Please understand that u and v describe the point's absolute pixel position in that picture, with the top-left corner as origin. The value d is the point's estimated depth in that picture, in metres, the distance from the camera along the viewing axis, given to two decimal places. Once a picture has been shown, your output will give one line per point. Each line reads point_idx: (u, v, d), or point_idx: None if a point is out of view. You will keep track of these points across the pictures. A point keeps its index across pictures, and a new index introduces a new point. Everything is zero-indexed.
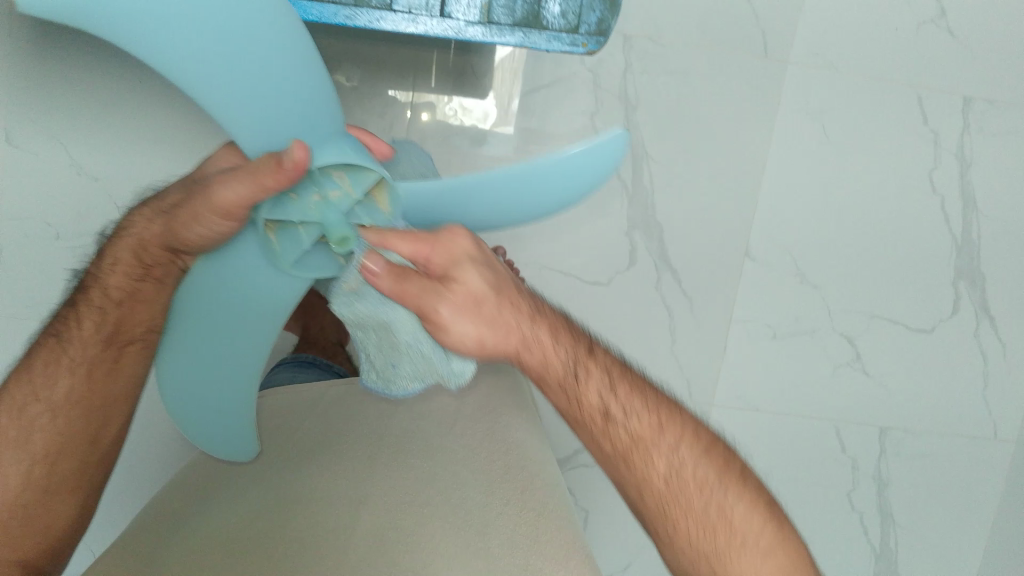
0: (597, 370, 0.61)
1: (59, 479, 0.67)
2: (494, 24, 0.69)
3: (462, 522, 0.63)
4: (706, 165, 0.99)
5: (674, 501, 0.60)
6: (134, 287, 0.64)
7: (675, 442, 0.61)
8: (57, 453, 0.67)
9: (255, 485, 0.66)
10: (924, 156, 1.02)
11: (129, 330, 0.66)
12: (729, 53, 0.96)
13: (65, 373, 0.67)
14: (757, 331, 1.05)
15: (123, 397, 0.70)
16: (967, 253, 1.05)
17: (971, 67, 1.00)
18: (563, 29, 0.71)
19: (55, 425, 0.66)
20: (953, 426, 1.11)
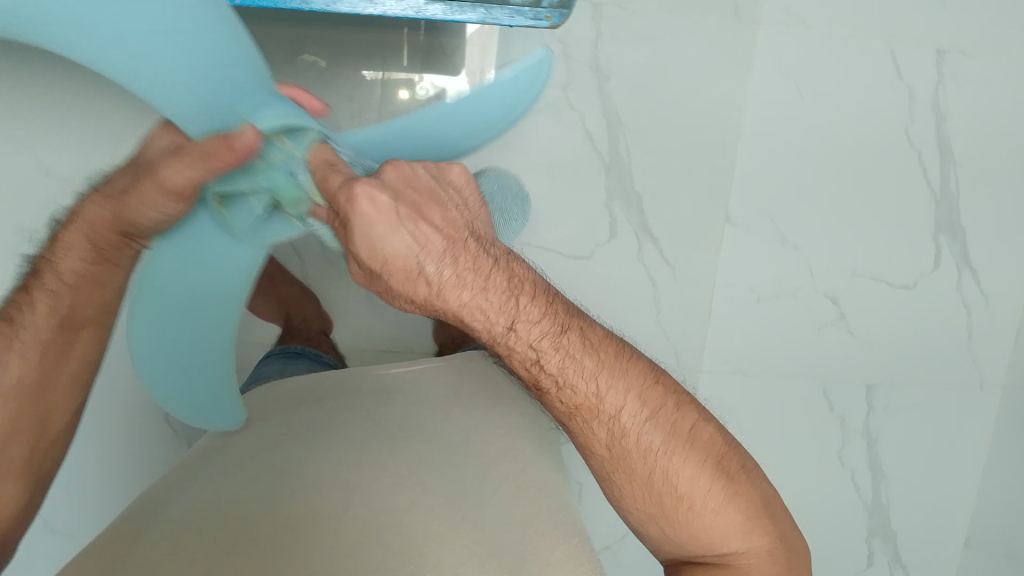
0: (527, 329, 0.59)
1: (7, 462, 0.60)
2: (454, 1, 0.68)
3: (459, 545, 0.60)
4: (683, 131, 0.98)
5: (622, 463, 0.63)
6: (88, 270, 0.63)
7: (627, 408, 0.62)
8: (8, 437, 0.60)
9: (250, 470, 0.64)
10: (899, 111, 1.01)
11: (81, 313, 0.63)
12: (698, 16, 0.95)
13: (15, 350, 0.60)
14: (741, 295, 1.05)
15: (71, 385, 0.64)
16: (946, 206, 1.05)
17: (942, 18, 0.99)
18: (525, 3, 0.69)
19: (7, 409, 0.59)
20: (939, 379, 1.11)
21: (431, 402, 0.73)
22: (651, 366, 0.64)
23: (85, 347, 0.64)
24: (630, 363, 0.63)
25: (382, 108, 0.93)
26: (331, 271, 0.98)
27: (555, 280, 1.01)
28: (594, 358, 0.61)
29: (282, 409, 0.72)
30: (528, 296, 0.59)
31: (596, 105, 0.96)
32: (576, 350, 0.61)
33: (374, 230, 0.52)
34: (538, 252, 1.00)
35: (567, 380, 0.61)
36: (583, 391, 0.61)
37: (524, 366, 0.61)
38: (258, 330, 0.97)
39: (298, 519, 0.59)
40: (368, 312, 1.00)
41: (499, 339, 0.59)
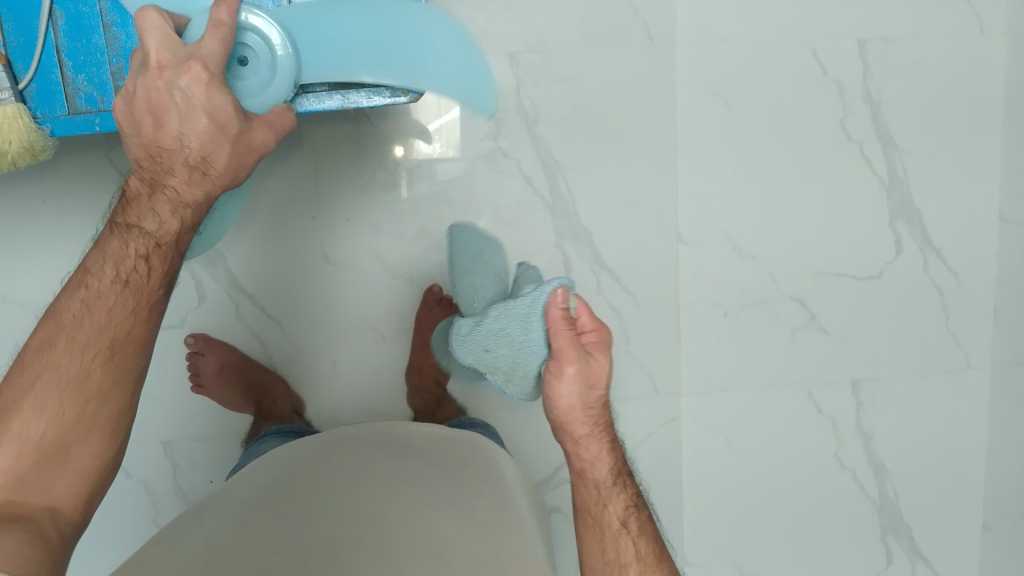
0: (606, 451, 0.72)
1: None
2: (308, 91, 0.70)
3: (456, 549, 0.67)
4: (620, 160, 0.99)
5: (603, 547, 0.70)
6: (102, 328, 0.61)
7: (634, 527, 0.71)
8: None
9: (274, 522, 0.68)
10: (833, 108, 1.02)
11: None
12: (614, 48, 0.97)
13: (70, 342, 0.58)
14: (708, 312, 1.04)
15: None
16: (897, 192, 1.05)
17: (857, 11, 1.00)
18: (379, 83, 0.71)
19: None
20: (925, 365, 1.10)
21: (444, 457, 0.82)
22: (648, 519, 0.72)
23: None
24: (634, 509, 0.72)
25: (318, 187, 0.95)
26: (296, 351, 0.99)
27: None
28: (627, 485, 0.73)
29: (314, 464, 0.79)
30: (606, 451, 0.72)
31: (529, 150, 0.98)
32: (619, 477, 0.73)
33: (557, 369, 0.68)
34: None
35: (609, 487, 0.72)
36: (603, 499, 0.71)
37: (583, 474, 0.72)
38: (231, 420, 0.99)
39: (314, 546, 0.65)
40: (338, 386, 1.01)
41: (585, 447, 0.71)
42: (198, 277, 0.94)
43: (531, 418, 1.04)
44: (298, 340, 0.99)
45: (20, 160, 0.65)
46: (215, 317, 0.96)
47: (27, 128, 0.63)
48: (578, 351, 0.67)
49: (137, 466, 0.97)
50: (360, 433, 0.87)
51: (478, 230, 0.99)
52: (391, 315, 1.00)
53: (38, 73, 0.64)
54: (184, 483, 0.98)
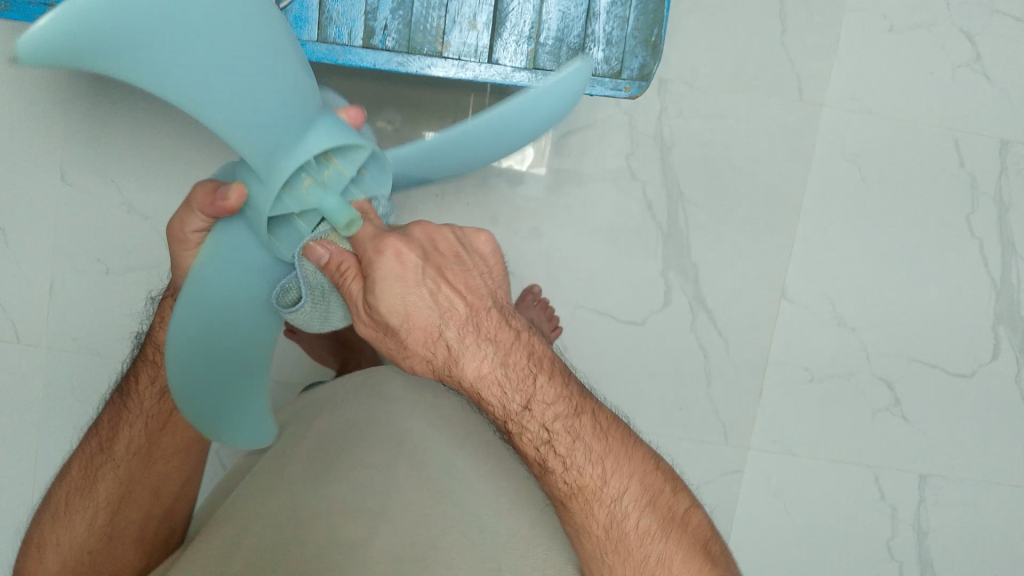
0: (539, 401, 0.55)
1: (122, 525, 0.66)
2: (540, 69, 0.72)
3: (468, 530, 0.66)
4: (742, 206, 1.00)
5: (614, 549, 0.57)
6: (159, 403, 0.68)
7: (629, 493, 0.57)
8: (119, 500, 0.66)
9: (287, 489, 0.68)
10: (961, 201, 1.01)
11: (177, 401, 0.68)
12: (762, 95, 0.98)
13: (126, 424, 0.67)
14: (794, 373, 1.04)
15: (182, 456, 0.69)
16: (1007, 296, 1.04)
17: (1007, 112, 1.00)
18: (606, 74, 0.73)
19: (118, 473, 0.66)
20: (994, 473, 1.09)
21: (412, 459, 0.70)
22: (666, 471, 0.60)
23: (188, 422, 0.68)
24: (639, 458, 0.58)
25: None
26: None
27: (608, 342, 1.02)
28: (606, 431, 0.58)
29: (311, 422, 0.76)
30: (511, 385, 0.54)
31: (657, 176, 0.99)
32: (585, 427, 0.57)
33: (389, 279, 0.50)
34: (591, 316, 1.01)
35: (551, 427, 0.56)
36: (588, 472, 0.56)
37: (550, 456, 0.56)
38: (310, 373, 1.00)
39: (345, 506, 0.66)
40: None
41: (512, 420, 0.55)
42: None
43: None
44: None
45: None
46: None
47: None
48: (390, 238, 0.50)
49: None
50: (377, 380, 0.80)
51: (588, 242, 1.00)
52: None
53: None
54: None
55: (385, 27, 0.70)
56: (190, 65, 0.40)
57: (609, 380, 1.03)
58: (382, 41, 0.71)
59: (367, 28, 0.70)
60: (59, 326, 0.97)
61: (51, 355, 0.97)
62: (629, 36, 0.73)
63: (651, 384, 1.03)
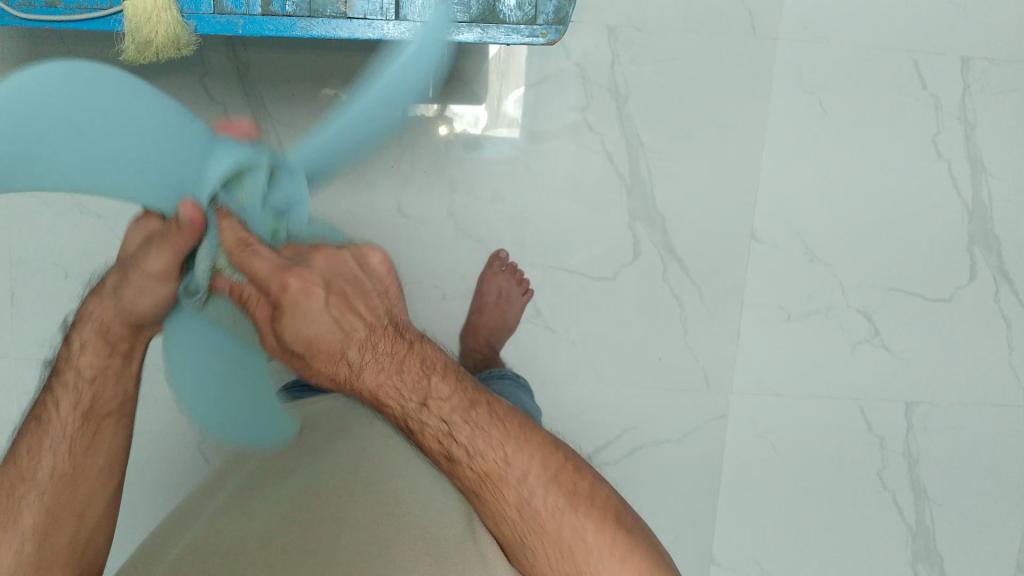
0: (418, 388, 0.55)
1: (52, 557, 0.57)
2: (450, 22, 0.70)
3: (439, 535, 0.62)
4: (704, 150, 0.98)
5: (529, 528, 0.55)
6: (105, 363, 0.60)
7: (535, 471, 0.55)
8: (46, 528, 0.57)
9: (236, 505, 0.66)
10: (925, 123, 1.00)
11: (104, 404, 0.60)
12: (714, 33, 0.95)
13: (48, 452, 0.58)
14: (770, 313, 1.03)
15: (105, 476, 0.61)
16: (980, 217, 1.03)
17: (966, 28, 0.98)
18: (521, 21, 0.71)
19: (43, 501, 0.57)
20: (980, 395, 1.08)
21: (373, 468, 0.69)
22: (570, 453, 0.58)
23: (112, 438, 0.61)
24: (530, 434, 0.57)
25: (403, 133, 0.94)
26: None
27: (581, 300, 1.01)
28: (504, 420, 0.57)
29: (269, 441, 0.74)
30: (407, 368, 0.55)
31: (615, 127, 0.97)
32: (483, 418, 0.56)
33: (296, 313, 0.51)
34: (562, 275, 1.00)
35: (452, 416, 0.55)
36: (489, 457, 0.55)
37: (456, 445, 0.55)
38: None
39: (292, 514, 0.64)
40: None
41: (411, 418, 0.55)
42: None
43: (578, 396, 1.03)
44: None
45: (166, 54, 0.68)
46: None
47: (174, 23, 0.66)
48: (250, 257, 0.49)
49: None
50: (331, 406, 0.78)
51: (551, 200, 0.98)
52: (454, 275, 0.99)
53: None
54: None
55: None
56: (71, 150, 0.45)
57: (585, 337, 1.02)
58: (282, 6, 0.68)
59: None
60: (25, 334, 0.96)
61: (21, 364, 0.97)
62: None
63: (629, 338, 1.02)
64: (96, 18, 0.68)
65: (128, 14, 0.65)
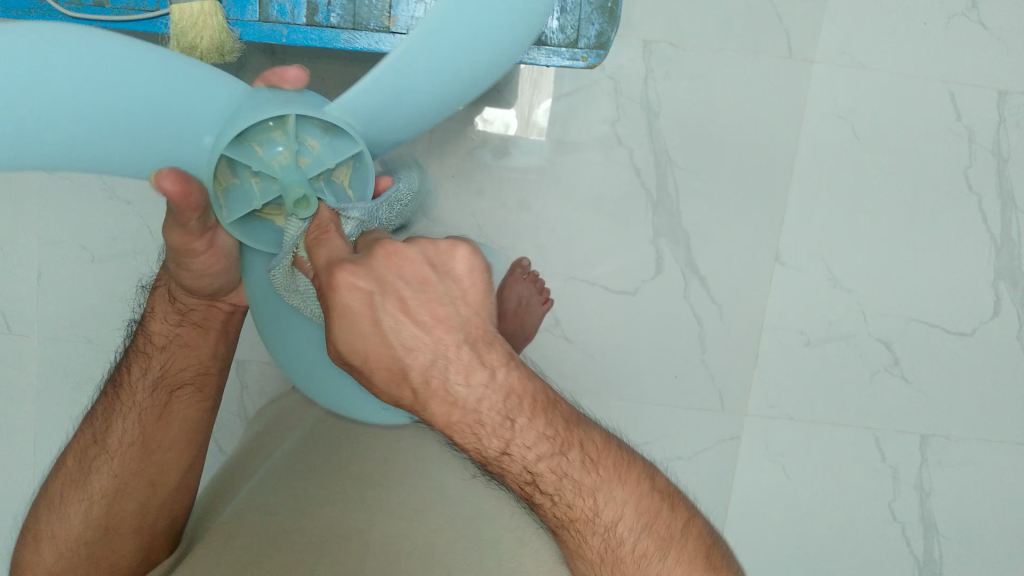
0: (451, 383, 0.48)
1: (117, 520, 0.64)
2: None
3: (466, 555, 0.65)
4: (733, 170, 0.98)
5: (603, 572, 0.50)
6: (175, 332, 0.68)
7: (540, 444, 0.49)
8: (113, 495, 0.65)
9: (288, 498, 0.68)
10: (959, 154, 0.99)
11: (176, 373, 0.68)
12: (751, 53, 0.95)
13: (120, 419, 0.66)
14: (790, 337, 1.02)
15: (178, 446, 0.68)
16: (1007, 252, 1.02)
17: (1005, 62, 0.97)
18: (562, 44, 0.72)
19: (110, 468, 0.65)
20: (998, 432, 1.07)
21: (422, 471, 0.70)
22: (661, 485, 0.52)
23: (183, 406, 0.68)
24: (607, 456, 0.50)
25: (432, 138, 0.95)
26: None
27: (600, 313, 1.01)
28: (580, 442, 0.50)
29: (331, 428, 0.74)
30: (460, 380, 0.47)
31: (645, 141, 0.97)
32: (530, 429, 0.49)
33: (358, 328, 0.46)
34: (583, 287, 1.00)
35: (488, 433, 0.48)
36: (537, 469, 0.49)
37: (505, 451, 0.49)
38: None
39: (341, 516, 0.66)
40: None
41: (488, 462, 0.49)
42: None
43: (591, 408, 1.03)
44: None
45: (209, 60, 0.68)
46: None
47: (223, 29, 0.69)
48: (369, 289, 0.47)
49: None
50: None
51: (577, 212, 0.98)
52: None
53: None
54: (248, 406, 1.00)
55: (329, 3, 0.70)
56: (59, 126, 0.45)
57: (602, 351, 1.02)
58: (326, 17, 0.70)
59: (310, 6, 0.69)
60: (49, 314, 0.97)
61: (43, 343, 0.98)
62: (584, 3, 0.71)
63: (647, 353, 1.02)
64: (144, 19, 0.69)
65: (174, 17, 0.65)
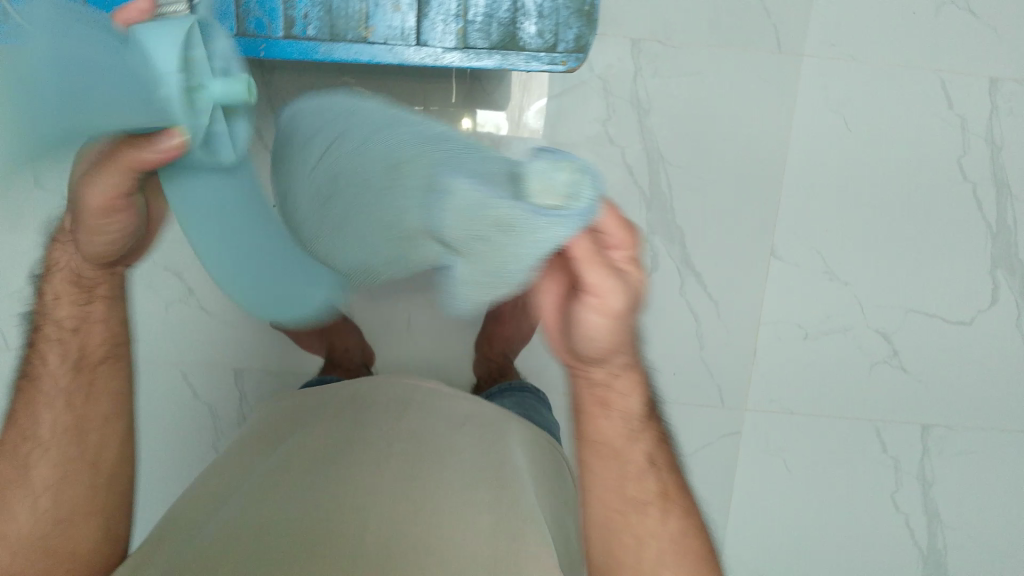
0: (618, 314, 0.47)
1: (66, 505, 0.62)
2: (471, 48, 0.71)
3: (466, 523, 0.61)
4: (725, 165, 0.98)
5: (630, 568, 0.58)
6: (85, 311, 0.64)
7: (661, 465, 0.59)
8: (60, 480, 0.62)
9: (293, 447, 0.68)
10: (952, 142, 0.98)
11: (96, 348, 0.65)
12: (739, 49, 0.95)
13: (45, 408, 0.63)
14: (787, 331, 1.02)
15: (111, 421, 0.65)
16: (1004, 240, 1.01)
17: (996, 49, 0.97)
18: (541, 49, 0.72)
19: (52, 457, 0.62)
20: (999, 420, 1.07)
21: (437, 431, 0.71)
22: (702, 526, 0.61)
23: (110, 380, 0.66)
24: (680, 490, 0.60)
25: None
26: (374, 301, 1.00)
27: None
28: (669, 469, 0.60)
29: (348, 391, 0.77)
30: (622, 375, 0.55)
31: (636, 139, 0.96)
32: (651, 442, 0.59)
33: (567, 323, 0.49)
34: None
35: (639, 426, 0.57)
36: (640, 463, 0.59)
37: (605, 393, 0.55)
38: (301, 360, 1.00)
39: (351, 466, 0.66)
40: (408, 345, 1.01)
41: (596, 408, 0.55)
42: None
43: None
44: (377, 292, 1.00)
45: None
46: None
47: None
48: (619, 281, 0.45)
49: (205, 393, 0.99)
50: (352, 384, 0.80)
51: None
52: None
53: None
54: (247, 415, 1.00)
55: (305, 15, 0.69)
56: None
57: None
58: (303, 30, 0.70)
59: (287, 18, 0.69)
60: None
61: None
62: (561, 7, 0.71)
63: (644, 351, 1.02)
64: None
65: None
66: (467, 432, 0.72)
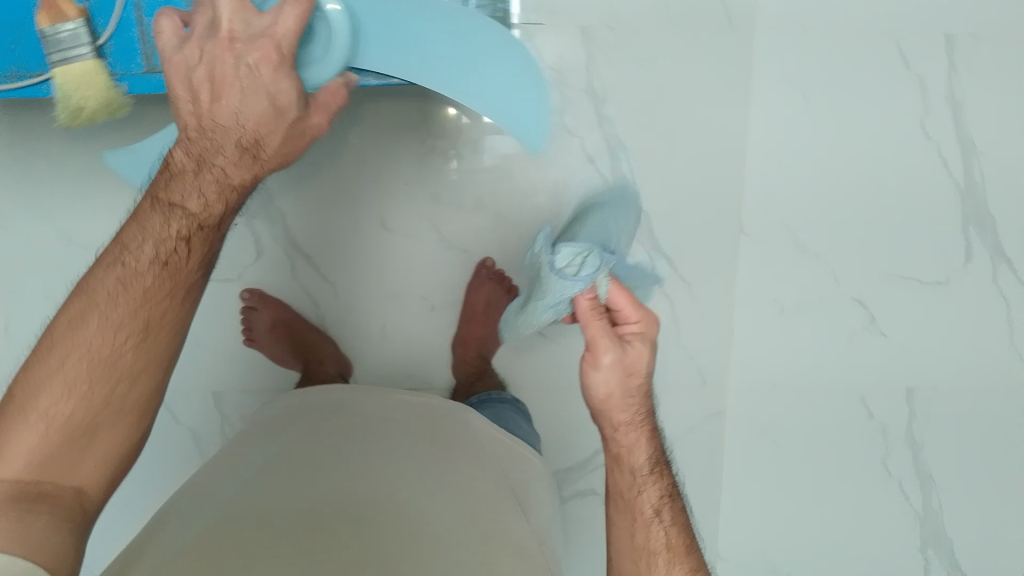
0: (617, 371, 0.67)
1: (101, 419, 0.55)
2: None
3: (455, 541, 0.61)
4: (686, 146, 0.97)
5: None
6: (184, 246, 0.58)
7: (665, 512, 0.67)
8: (122, 377, 0.56)
9: (282, 460, 0.68)
10: (912, 103, 0.98)
11: (170, 269, 0.58)
12: (690, 29, 0.94)
13: (118, 308, 0.56)
14: (763, 307, 1.02)
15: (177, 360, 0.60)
16: (973, 198, 1.00)
17: (949, 7, 0.96)
18: None
19: (115, 348, 0.56)
20: (983, 378, 1.07)
21: (430, 450, 0.73)
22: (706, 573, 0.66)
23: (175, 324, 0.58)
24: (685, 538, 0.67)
25: (379, 152, 0.95)
26: (347, 313, 1.00)
27: None
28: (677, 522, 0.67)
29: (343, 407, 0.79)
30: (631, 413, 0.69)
31: (594, 129, 0.96)
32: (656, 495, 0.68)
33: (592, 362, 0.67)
34: None
35: (644, 476, 0.69)
36: (647, 504, 0.67)
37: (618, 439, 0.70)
38: (279, 376, 1.00)
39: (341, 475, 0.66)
40: (385, 353, 1.01)
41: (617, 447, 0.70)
42: (256, 233, 0.95)
43: (572, 400, 1.03)
44: (350, 303, 1.00)
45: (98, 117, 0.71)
46: (272, 275, 0.98)
47: (106, 85, 0.70)
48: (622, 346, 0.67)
49: (186, 418, 0.99)
50: (327, 404, 0.81)
51: (535, 207, 0.98)
52: (442, 287, 0.99)
53: (117, 31, 0.70)
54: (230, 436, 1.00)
55: None
56: None
57: (579, 344, 1.01)
58: None
59: None
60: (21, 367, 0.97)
61: None
62: None
63: None
64: (29, 85, 0.71)
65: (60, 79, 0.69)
66: (448, 450, 0.74)
